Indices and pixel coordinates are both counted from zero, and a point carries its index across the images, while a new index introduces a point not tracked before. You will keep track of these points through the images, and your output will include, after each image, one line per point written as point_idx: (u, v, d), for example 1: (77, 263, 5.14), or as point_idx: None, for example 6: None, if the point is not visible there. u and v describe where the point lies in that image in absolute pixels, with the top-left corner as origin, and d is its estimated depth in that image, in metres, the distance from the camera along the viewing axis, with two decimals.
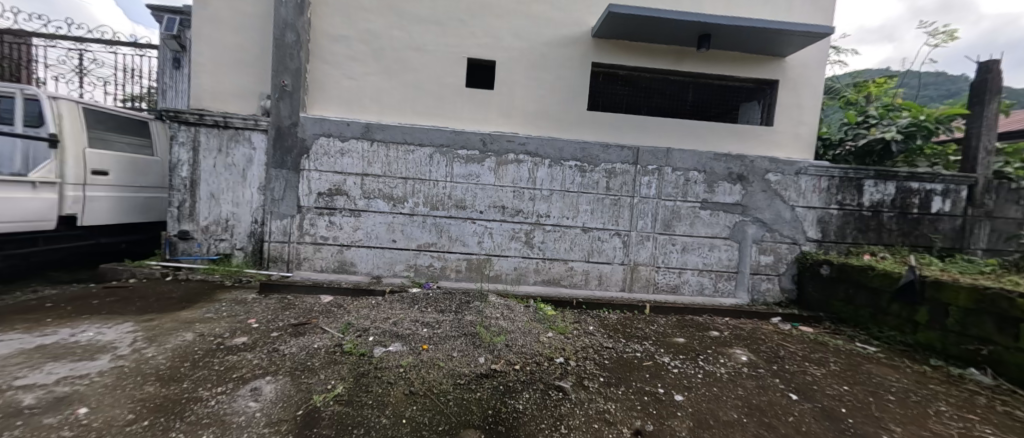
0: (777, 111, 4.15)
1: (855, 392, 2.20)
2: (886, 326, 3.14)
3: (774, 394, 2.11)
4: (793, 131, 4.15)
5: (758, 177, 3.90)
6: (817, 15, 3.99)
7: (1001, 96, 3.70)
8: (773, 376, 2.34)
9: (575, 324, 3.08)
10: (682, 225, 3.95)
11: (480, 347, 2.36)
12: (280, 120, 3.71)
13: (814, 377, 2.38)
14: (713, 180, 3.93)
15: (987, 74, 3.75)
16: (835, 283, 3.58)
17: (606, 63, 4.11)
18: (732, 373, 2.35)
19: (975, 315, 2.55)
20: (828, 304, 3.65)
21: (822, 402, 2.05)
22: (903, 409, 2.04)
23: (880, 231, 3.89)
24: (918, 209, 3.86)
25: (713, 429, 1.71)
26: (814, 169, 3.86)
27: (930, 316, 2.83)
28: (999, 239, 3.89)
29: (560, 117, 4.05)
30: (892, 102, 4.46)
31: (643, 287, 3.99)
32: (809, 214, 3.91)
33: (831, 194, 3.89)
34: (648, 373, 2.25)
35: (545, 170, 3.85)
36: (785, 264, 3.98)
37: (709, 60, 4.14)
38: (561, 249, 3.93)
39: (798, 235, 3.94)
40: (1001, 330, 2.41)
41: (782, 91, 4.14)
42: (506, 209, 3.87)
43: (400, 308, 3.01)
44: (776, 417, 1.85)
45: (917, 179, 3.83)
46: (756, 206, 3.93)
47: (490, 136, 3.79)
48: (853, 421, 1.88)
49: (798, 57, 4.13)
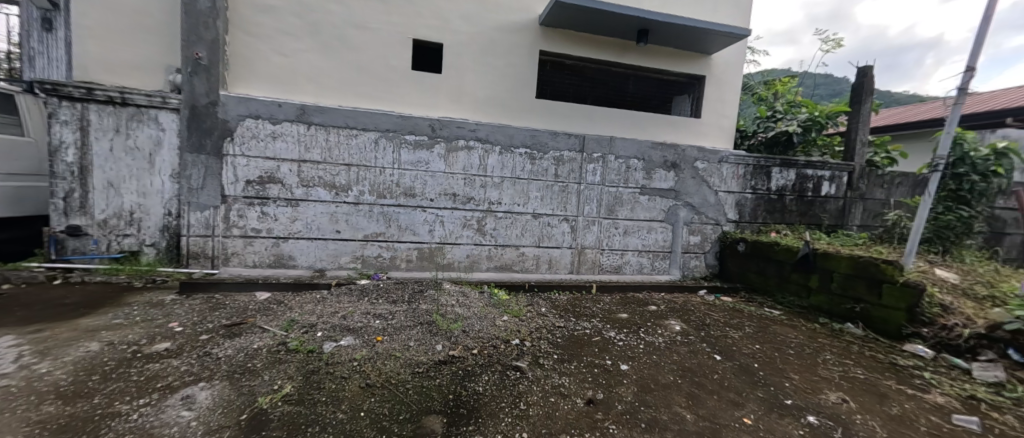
0: (703, 104, 4.56)
1: (764, 349, 2.58)
2: (788, 292, 3.68)
3: (703, 356, 2.40)
4: (717, 123, 4.60)
5: (688, 165, 4.28)
6: (738, 18, 4.41)
7: (873, 97, 4.43)
8: (701, 341, 2.66)
9: (529, 306, 3.20)
10: (624, 210, 4.23)
11: (436, 334, 2.37)
12: (195, 99, 3.27)
13: (733, 339, 2.74)
14: (651, 167, 4.24)
15: (864, 78, 4.46)
16: (749, 258, 4.10)
17: (553, 51, 4.19)
18: (668, 341, 2.63)
19: (852, 279, 3.09)
20: (744, 277, 4.17)
21: (740, 360, 2.38)
22: (800, 360, 2.45)
23: (784, 212, 4.50)
24: (813, 192, 4.52)
25: (655, 391, 1.92)
26: (734, 158, 4.33)
27: (820, 282, 3.38)
28: (870, 216, 4.70)
29: (509, 104, 4.08)
30: (794, 99, 5.16)
31: (590, 269, 4.23)
32: (729, 198, 4.39)
33: (747, 180, 4.40)
34: (597, 347, 2.42)
35: (495, 157, 3.87)
36: (709, 243, 4.45)
37: (646, 54, 4.41)
38: (512, 236, 4.01)
39: (720, 217, 4.42)
40: (870, 290, 2.97)
41: (708, 86, 4.55)
42: (457, 197, 3.84)
43: (349, 301, 2.88)
44: (705, 376, 2.13)
45: (812, 167, 4.46)
46: (687, 191, 4.33)
47: (439, 121, 3.70)
48: (764, 374, 2.21)
49: (722, 56, 4.56)
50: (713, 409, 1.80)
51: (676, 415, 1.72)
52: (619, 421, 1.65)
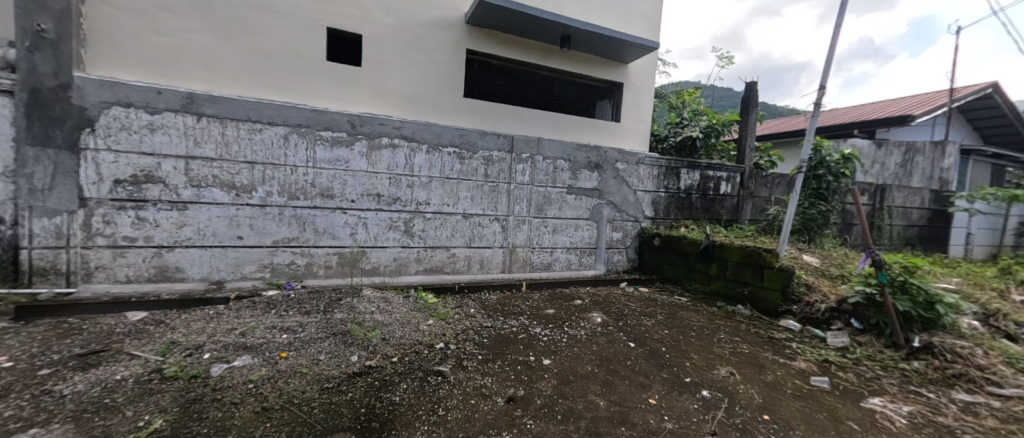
0: (622, 109, 4.90)
1: (671, 334, 2.85)
2: (694, 281, 4.10)
3: (620, 345, 2.57)
4: (634, 127, 4.97)
5: (610, 166, 4.56)
6: (649, 31, 4.82)
7: (757, 108, 5.14)
8: (619, 330, 2.85)
9: (457, 308, 3.14)
10: (552, 209, 4.36)
11: (352, 345, 2.22)
12: (37, 79, 2.68)
13: (647, 326, 2.98)
14: (577, 168, 4.44)
15: (750, 92, 5.16)
16: (663, 251, 4.50)
17: (480, 51, 4.18)
18: (590, 333, 2.76)
19: (742, 266, 3.55)
20: (659, 268, 4.56)
21: (650, 346, 2.59)
22: (700, 341, 2.74)
23: (691, 208, 5.02)
24: (714, 191, 5.09)
25: (573, 382, 2.00)
26: (649, 160, 4.71)
27: (718, 270, 3.82)
28: (758, 212, 5.42)
29: (437, 102, 3.99)
30: (697, 108, 5.79)
31: (521, 267, 4.29)
32: (646, 196, 4.77)
33: (660, 180, 4.81)
34: (522, 344, 2.46)
35: (422, 156, 3.74)
36: (630, 238, 4.79)
37: (569, 59, 4.61)
38: (442, 237, 3.91)
39: (638, 214, 4.78)
40: (755, 275, 3.43)
41: (625, 93, 4.90)
42: (381, 198, 3.64)
43: (251, 316, 2.57)
44: (619, 364, 2.27)
45: (713, 168, 5.03)
46: (609, 190, 4.61)
47: (359, 117, 3.48)
48: (670, 356, 2.43)
49: (636, 65, 4.93)
50: (624, 393, 1.93)
51: (591, 403, 1.81)
52: (537, 415, 1.69)
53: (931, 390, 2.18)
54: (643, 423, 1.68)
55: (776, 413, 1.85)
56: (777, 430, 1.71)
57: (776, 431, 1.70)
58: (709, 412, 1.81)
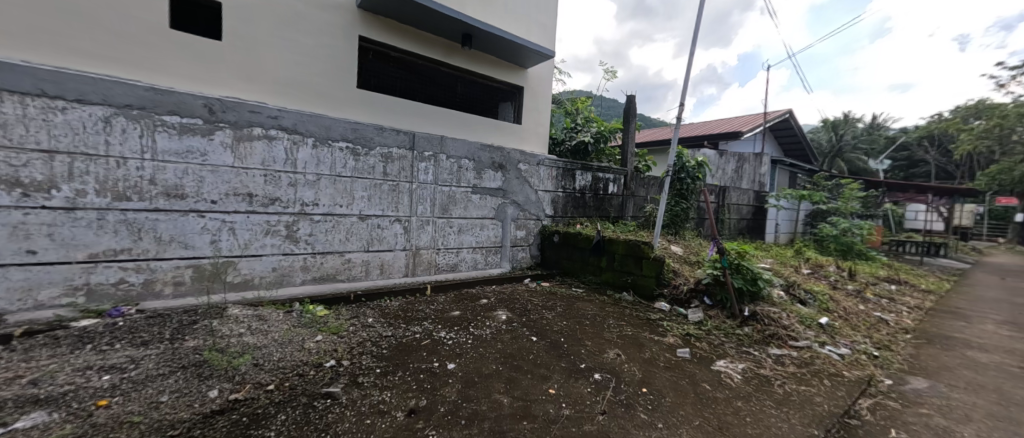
0: (523, 112, 5.08)
1: (569, 324, 3.04)
2: (589, 273, 4.47)
3: (523, 340, 2.65)
4: (535, 130, 5.20)
5: (513, 166, 4.68)
6: (545, 40, 5.10)
7: (636, 118, 5.86)
8: (522, 326, 2.93)
9: (352, 319, 2.85)
10: (457, 209, 4.28)
11: (211, 378, 1.83)
12: None
13: (548, 319, 3.13)
14: (481, 167, 4.44)
15: (630, 104, 5.85)
16: (562, 247, 4.80)
17: (375, 40, 3.88)
18: (495, 331, 2.78)
19: (626, 257, 3.99)
20: (559, 263, 4.85)
21: (551, 338, 2.72)
22: (594, 328, 2.98)
23: (585, 207, 5.46)
24: (604, 191, 5.63)
25: (477, 384, 1.97)
26: (548, 161, 4.97)
27: (607, 262, 4.22)
28: (638, 209, 6.18)
29: (324, 92, 3.57)
30: (588, 116, 6.35)
31: (425, 270, 4.11)
32: (546, 196, 5.03)
33: (558, 181, 5.12)
34: (425, 351, 2.35)
35: (307, 151, 3.30)
36: (532, 236, 4.99)
37: (471, 58, 4.59)
38: (334, 241, 3.51)
39: (539, 213, 5.01)
40: (636, 265, 3.89)
41: (525, 96, 5.09)
42: (253, 198, 3.10)
43: (52, 357, 1.93)
44: (523, 359, 2.33)
45: (603, 170, 5.56)
46: (513, 190, 4.73)
47: (220, 101, 2.90)
48: (569, 346, 2.59)
49: (535, 71, 5.17)
50: (526, 388, 1.98)
51: (495, 403, 1.81)
52: (440, 425, 1.61)
53: (757, 348, 2.75)
54: (543, 414, 1.75)
55: (653, 385, 2.11)
56: (653, 400, 1.94)
57: (654, 401, 1.93)
58: (601, 393, 1.97)
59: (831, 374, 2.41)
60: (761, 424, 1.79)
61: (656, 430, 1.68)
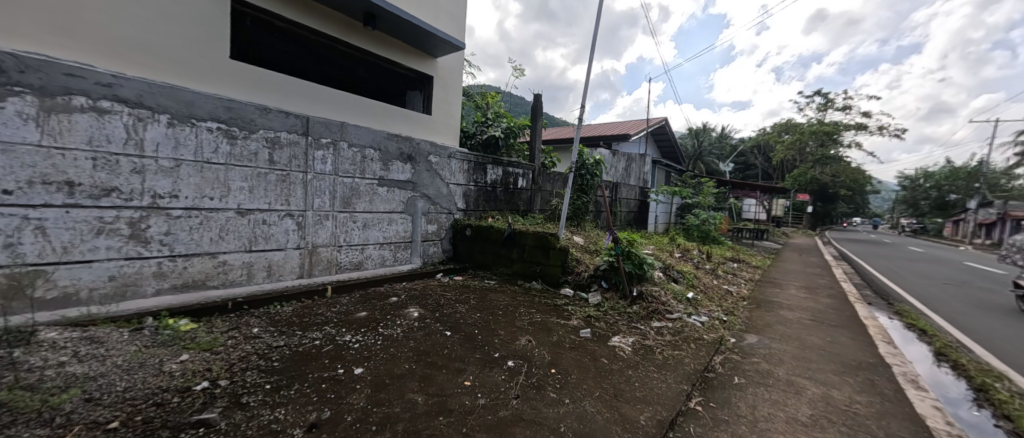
0: (432, 102, 4.92)
1: (482, 316, 3.07)
2: (500, 265, 4.57)
3: (436, 335, 2.59)
4: (445, 121, 5.08)
5: (423, 158, 4.51)
6: (454, 31, 5.01)
7: (543, 117, 6.15)
8: (435, 322, 2.86)
9: (231, 332, 2.44)
10: (361, 202, 3.95)
11: (14, 424, 1.38)
12: None
13: (461, 313, 3.12)
14: (387, 158, 4.17)
15: (537, 102, 6.12)
16: (474, 240, 4.82)
17: (254, 5, 3.34)
18: (407, 330, 2.66)
19: (534, 248, 4.19)
20: (471, 257, 4.87)
21: (465, 331, 2.71)
22: (506, 317, 3.07)
23: (496, 201, 5.55)
24: (514, 185, 5.79)
25: (389, 386, 1.86)
26: (459, 154, 4.91)
27: (518, 253, 4.37)
28: (545, 203, 6.52)
29: (184, 59, 2.94)
30: (498, 111, 6.45)
31: (324, 269, 3.72)
32: (458, 189, 4.97)
33: (470, 174, 5.10)
34: (327, 358, 2.13)
35: (160, 130, 2.69)
36: (444, 230, 4.90)
37: (375, 40, 4.27)
38: (202, 241, 2.93)
39: (451, 206, 4.93)
40: (544, 255, 4.11)
41: (435, 86, 4.94)
42: (77, 188, 2.40)
43: None
44: (437, 355, 2.28)
45: (513, 165, 5.71)
46: (423, 183, 4.56)
47: (13, 57, 2.17)
48: (483, 337, 2.61)
49: (445, 61, 5.05)
50: (441, 383, 1.94)
51: (408, 403, 1.73)
52: (348, 435, 1.48)
53: (643, 323, 3.16)
54: (459, 406, 1.74)
55: (560, 365, 2.27)
56: (560, 379, 2.09)
57: (562, 380, 2.07)
58: (514, 379, 2.04)
59: (696, 338, 2.91)
60: (647, 387, 2.06)
61: (563, 406, 1.81)
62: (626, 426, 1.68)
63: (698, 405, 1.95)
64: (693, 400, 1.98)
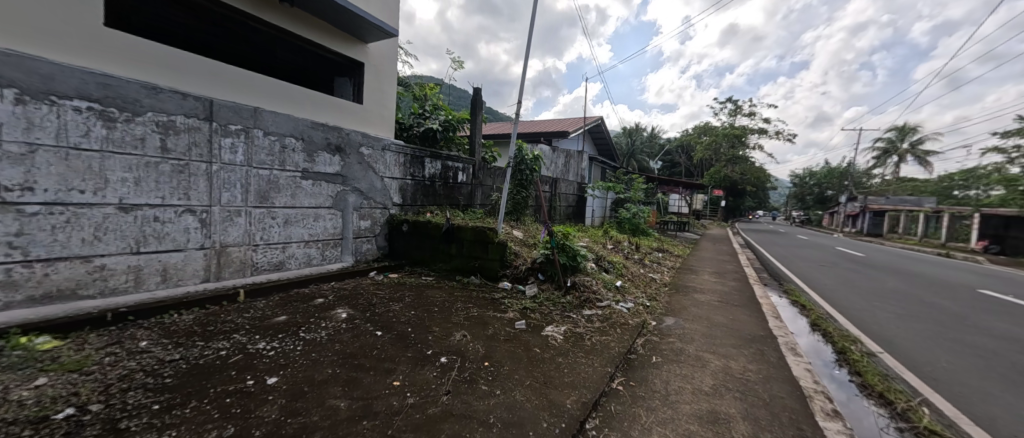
0: (364, 91, 4.63)
1: (417, 314, 2.99)
2: (439, 260, 4.48)
3: (365, 336, 2.46)
4: (379, 112, 4.81)
5: (353, 150, 4.23)
6: (387, 17, 4.76)
7: (482, 111, 6.12)
8: (366, 322, 2.72)
9: (109, 347, 2.10)
10: (281, 196, 3.60)
11: None
12: None
13: (394, 312, 3.00)
14: (312, 149, 3.85)
15: (477, 96, 6.06)
16: (411, 236, 4.66)
17: None
18: (332, 332, 2.50)
19: (474, 243, 4.16)
20: (409, 253, 4.71)
21: (397, 330, 2.62)
22: (442, 314, 3.02)
23: (435, 196, 5.39)
24: (453, 180, 5.68)
25: (308, 395, 1.73)
26: (394, 147, 4.69)
27: (457, 249, 4.32)
28: (485, 198, 6.50)
29: (41, 23, 2.43)
30: (437, 103, 6.29)
31: (237, 271, 3.34)
32: (393, 183, 4.76)
33: (407, 168, 4.91)
34: (235, 369, 1.92)
35: (4, 108, 2.21)
36: (378, 226, 4.66)
37: (295, 19, 3.90)
38: (70, 242, 2.46)
39: (387, 201, 4.70)
40: (482, 249, 4.10)
41: (367, 74, 4.66)
42: None
43: None
44: (365, 357, 2.17)
45: (452, 159, 5.59)
46: (354, 176, 4.29)
47: None
48: (416, 335, 2.54)
49: (378, 48, 4.77)
50: (368, 385, 1.85)
51: (329, 410, 1.63)
52: None
53: (575, 312, 3.32)
54: (385, 409, 1.67)
55: (494, 357, 2.29)
56: (492, 371, 2.11)
57: (495, 372, 2.09)
58: (446, 375, 2.02)
59: (622, 323, 3.13)
60: (575, 372, 2.17)
61: (494, 397, 1.83)
62: (553, 411, 1.75)
63: (620, 385, 2.10)
64: (616, 381, 2.13)
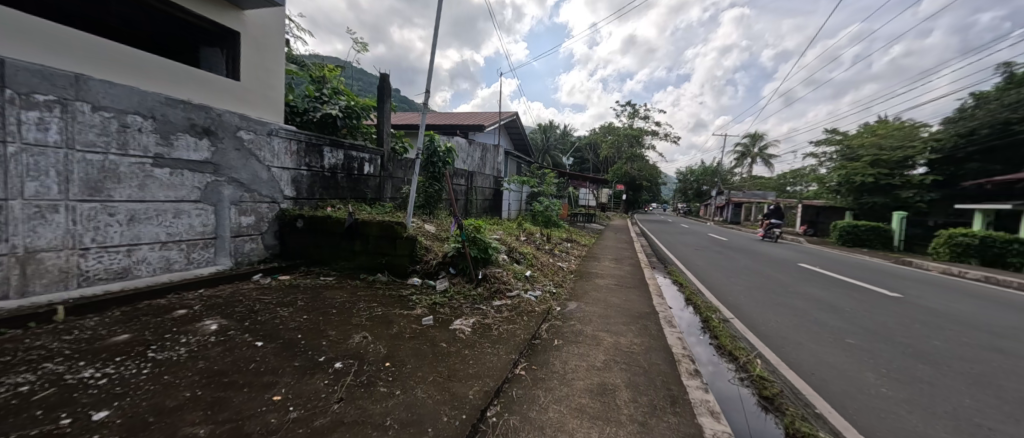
0: (240, 66, 3.98)
1: (309, 318, 2.69)
2: (341, 259, 4.11)
3: (241, 349, 2.14)
4: (262, 92, 4.18)
5: (227, 134, 3.62)
6: None
7: (390, 98, 5.76)
8: (243, 333, 2.37)
9: None
10: (123, 188, 2.91)
11: None
12: None
13: (281, 318, 2.66)
14: (168, 130, 3.18)
15: (383, 82, 5.68)
16: (307, 233, 4.18)
17: None
18: (195, 348, 2.11)
19: (381, 239, 3.88)
20: (304, 251, 4.23)
21: (283, 338, 2.32)
22: (341, 316, 2.77)
23: (337, 189, 4.90)
24: (358, 171, 5.23)
25: (153, 426, 1.44)
26: (283, 132, 4.15)
27: (361, 245, 4.00)
28: (396, 191, 6.14)
29: None
30: (336, 87, 5.74)
31: (56, 283, 2.62)
32: (283, 174, 4.21)
33: (300, 157, 4.37)
34: (42, 407, 1.50)
35: None
36: (265, 222, 4.08)
37: None
38: None
39: (275, 194, 4.14)
40: (389, 245, 3.86)
41: (244, 47, 4.00)
42: None
43: None
44: (239, 371, 1.88)
45: (357, 149, 5.13)
46: (229, 165, 3.67)
47: None
48: (306, 342, 2.29)
49: (258, 18, 4.13)
50: (238, 405, 1.61)
51: None
52: None
53: (485, 304, 3.34)
54: (259, 428, 1.47)
55: (397, 357, 2.17)
56: (394, 372, 2.00)
57: (396, 373, 1.99)
58: (339, 382, 1.85)
59: (529, 311, 3.25)
60: (479, 363, 2.18)
61: (393, 398, 1.74)
62: (454, 404, 1.73)
63: (522, 370, 2.17)
64: (519, 367, 2.20)
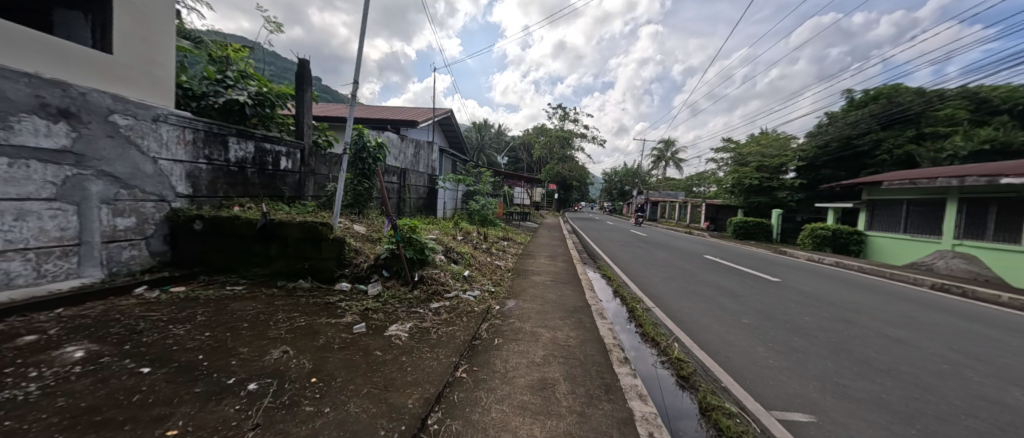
0: (115, 35, 3.23)
1: (213, 335, 2.32)
2: (252, 265, 3.64)
3: (120, 378, 1.76)
4: (146, 70, 3.46)
5: (94, 117, 2.97)
6: None
7: (311, 87, 5.25)
8: (122, 358, 1.96)
9: None
10: None
11: None
12: None
13: (175, 337, 2.25)
14: (5, 109, 2.50)
15: (303, 69, 5.16)
16: (207, 236, 3.62)
17: None
18: (51, 383, 1.68)
19: (302, 241, 3.50)
20: (204, 257, 3.65)
21: (178, 361, 1.97)
22: (254, 330, 2.43)
23: (246, 185, 4.32)
24: (273, 166, 4.67)
25: None
26: (174, 118, 3.54)
27: (277, 248, 3.57)
28: (318, 188, 5.61)
29: None
30: (245, 70, 5.07)
31: None
32: (175, 168, 3.59)
33: (197, 148, 3.77)
34: None
35: None
36: (151, 224, 3.45)
37: None
38: None
39: (164, 192, 3.52)
40: (312, 248, 3.50)
41: (121, 12, 3.23)
42: None
43: None
44: (118, 407, 1.54)
45: (270, 141, 4.58)
46: (99, 155, 3.02)
47: None
48: (209, 363, 1.97)
49: None
50: None
51: None
52: None
53: (422, 306, 3.20)
54: None
55: (324, 371, 1.97)
56: (321, 387, 1.81)
57: (323, 388, 1.80)
58: (254, 405, 1.61)
59: (468, 311, 3.19)
60: (418, 369, 2.08)
61: (320, 417, 1.57)
62: (391, 416, 1.62)
63: (463, 372, 2.12)
64: (459, 369, 2.14)
